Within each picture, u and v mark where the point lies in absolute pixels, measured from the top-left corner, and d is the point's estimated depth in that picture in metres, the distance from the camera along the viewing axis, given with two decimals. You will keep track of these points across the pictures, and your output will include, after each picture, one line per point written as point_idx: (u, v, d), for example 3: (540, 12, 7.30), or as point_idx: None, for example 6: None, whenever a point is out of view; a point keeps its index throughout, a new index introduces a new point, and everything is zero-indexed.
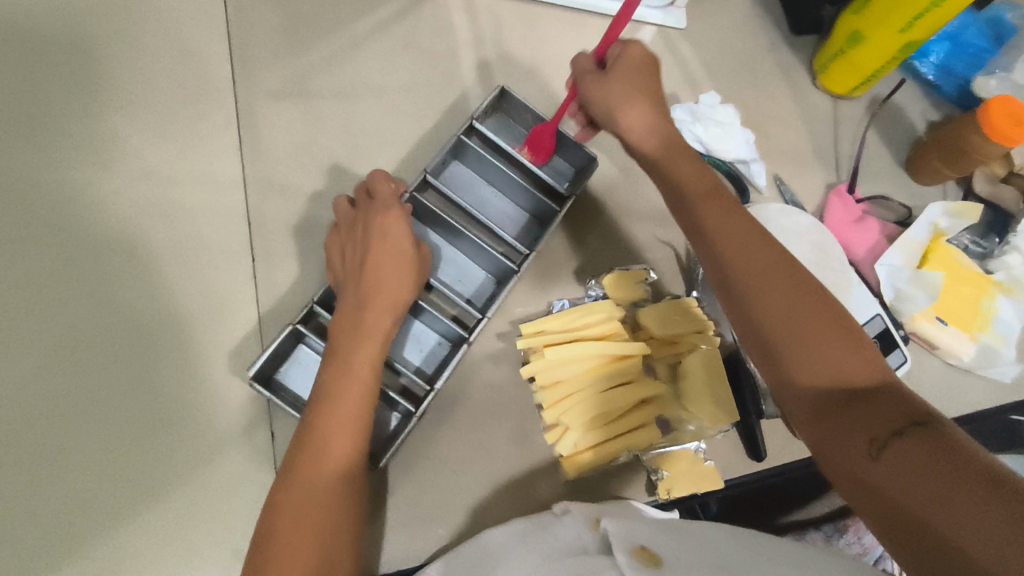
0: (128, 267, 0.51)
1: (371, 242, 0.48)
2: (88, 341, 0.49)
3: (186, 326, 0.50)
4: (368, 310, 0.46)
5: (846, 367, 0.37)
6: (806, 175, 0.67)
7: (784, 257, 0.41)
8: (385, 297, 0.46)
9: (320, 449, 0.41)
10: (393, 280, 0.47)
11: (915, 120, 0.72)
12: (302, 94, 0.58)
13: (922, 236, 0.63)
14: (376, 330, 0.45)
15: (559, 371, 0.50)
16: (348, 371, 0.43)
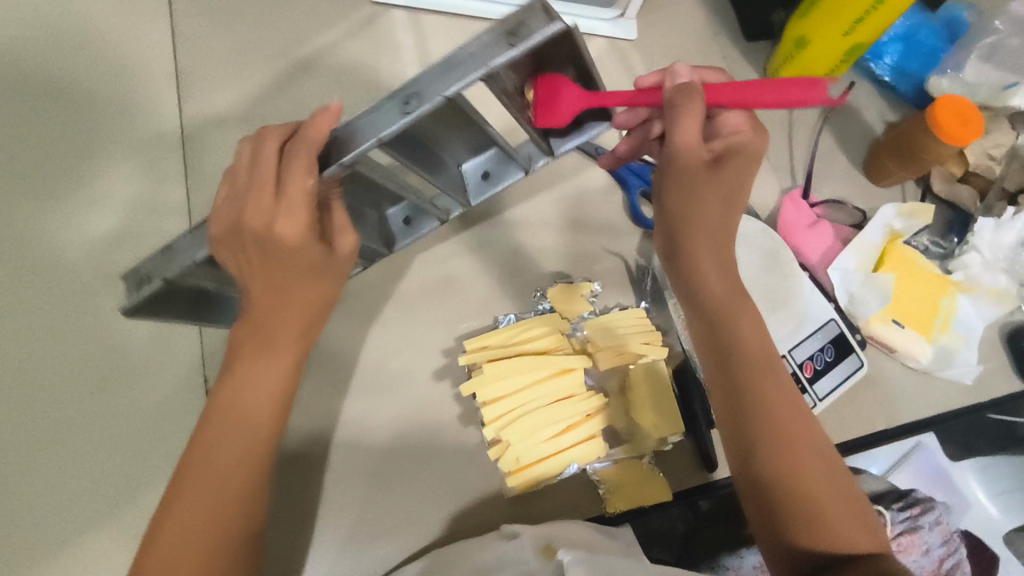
0: (84, 301, 0.54)
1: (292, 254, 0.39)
2: (47, 374, 0.52)
3: (142, 354, 0.53)
4: (272, 298, 0.41)
5: (848, 531, 0.39)
6: (759, 181, 0.67)
7: (802, 415, 0.42)
8: (286, 300, 0.41)
9: (219, 443, 0.40)
10: (297, 282, 0.41)
11: (871, 122, 0.72)
12: (251, 118, 0.59)
13: (875, 238, 0.63)
14: (285, 327, 0.42)
15: (500, 386, 0.50)
16: (262, 363, 0.42)
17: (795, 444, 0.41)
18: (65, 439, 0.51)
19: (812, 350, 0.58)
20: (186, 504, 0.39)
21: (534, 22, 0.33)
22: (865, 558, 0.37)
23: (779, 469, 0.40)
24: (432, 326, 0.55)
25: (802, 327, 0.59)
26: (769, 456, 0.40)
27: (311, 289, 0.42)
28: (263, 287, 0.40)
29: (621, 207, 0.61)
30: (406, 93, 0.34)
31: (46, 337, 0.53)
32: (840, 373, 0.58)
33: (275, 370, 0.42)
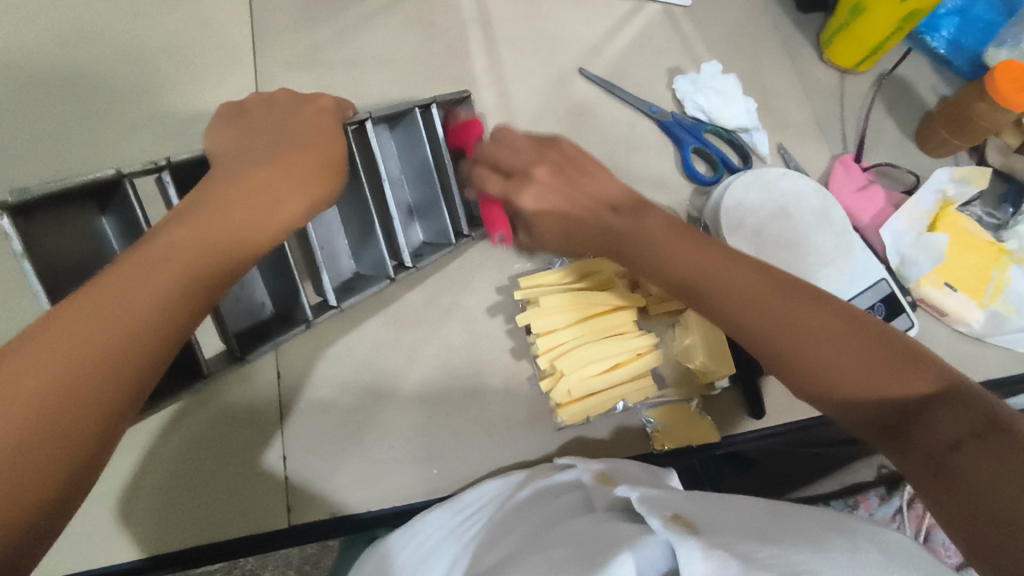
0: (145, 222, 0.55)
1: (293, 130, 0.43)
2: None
3: None
4: (256, 183, 0.37)
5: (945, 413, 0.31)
6: (809, 147, 0.68)
7: (770, 271, 0.37)
8: (282, 191, 0.38)
9: (151, 255, 0.31)
10: (297, 172, 0.40)
11: (923, 94, 0.72)
12: (321, 66, 0.62)
13: (927, 202, 0.62)
14: (266, 195, 0.37)
15: (554, 320, 0.50)
16: (215, 205, 0.35)
17: (762, 299, 0.36)
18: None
19: (863, 308, 0.58)
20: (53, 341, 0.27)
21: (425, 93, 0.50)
22: (926, 404, 0.31)
23: (782, 330, 0.35)
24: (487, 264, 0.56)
25: (853, 285, 0.59)
26: (756, 326, 0.36)
27: (312, 167, 0.41)
28: (256, 158, 0.40)
29: (673, 162, 0.63)
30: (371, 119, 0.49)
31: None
32: None
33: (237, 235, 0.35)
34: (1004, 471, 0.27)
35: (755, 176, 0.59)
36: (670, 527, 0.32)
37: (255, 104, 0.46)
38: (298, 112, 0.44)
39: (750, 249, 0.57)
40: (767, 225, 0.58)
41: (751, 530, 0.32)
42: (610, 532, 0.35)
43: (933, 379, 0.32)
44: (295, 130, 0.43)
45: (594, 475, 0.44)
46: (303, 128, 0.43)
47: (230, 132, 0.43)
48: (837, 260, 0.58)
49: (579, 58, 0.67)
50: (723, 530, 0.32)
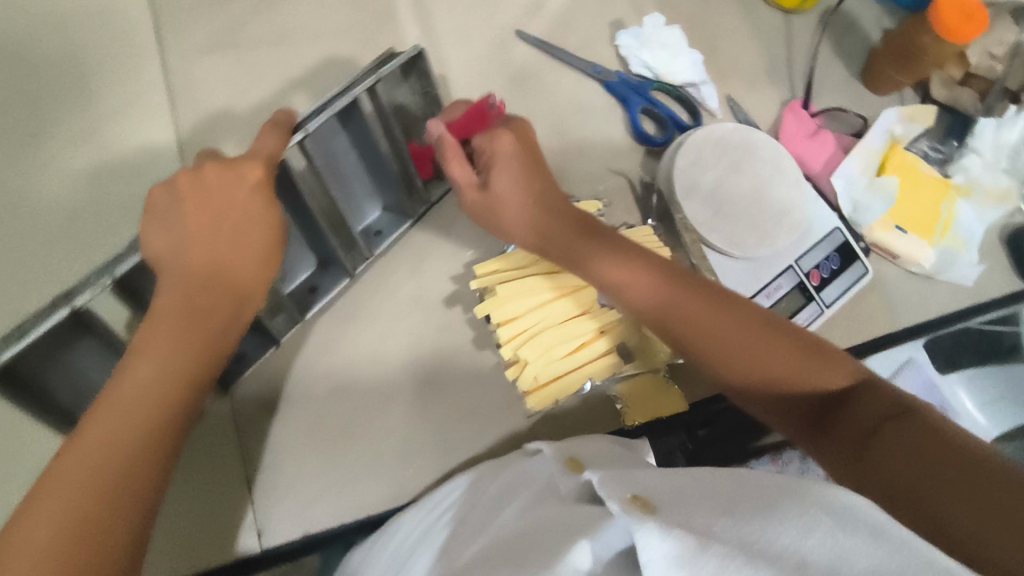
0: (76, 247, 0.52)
1: (235, 198, 0.43)
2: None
3: None
4: (221, 268, 0.42)
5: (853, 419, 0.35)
6: (760, 93, 0.66)
7: (690, 279, 0.42)
8: (235, 265, 0.42)
9: (121, 406, 0.35)
10: (250, 231, 0.43)
11: (869, 30, 0.71)
12: (238, 51, 0.58)
13: (877, 142, 0.62)
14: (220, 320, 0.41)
15: (514, 307, 0.49)
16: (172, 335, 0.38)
17: (693, 308, 0.41)
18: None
19: (818, 260, 0.58)
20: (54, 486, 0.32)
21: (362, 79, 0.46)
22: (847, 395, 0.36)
23: (709, 342, 0.40)
24: (440, 254, 0.54)
25: (808, 237, 0.59)
26: (687, 335, 0.40)
27: (248, 276, 0.43)
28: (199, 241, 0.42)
29: (622, 124, 0.61)
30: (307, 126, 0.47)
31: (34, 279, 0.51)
32: (845, 281, 0.59)
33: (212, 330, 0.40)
34: (911, 453, 0.31)
35: (706, 134, 0.57)
36: (627, 510, 0.30)
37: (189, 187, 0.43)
38: (236, 193, 0.43)
39: (706, 212, 0.55)
40: (722, 183, 0.57)
41: (717, 504, 0.30)
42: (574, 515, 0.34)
43: (847, 374, 0.37)
44: (231, 220, 0.43)
45: (561, 460, 0.43)
46: (242, 224, 0.43)
47: (165, 225, 0.42)
48: (794, 213, 0.57)
49: (515, 17, 0.63)
50: (681, 508, 0.31)
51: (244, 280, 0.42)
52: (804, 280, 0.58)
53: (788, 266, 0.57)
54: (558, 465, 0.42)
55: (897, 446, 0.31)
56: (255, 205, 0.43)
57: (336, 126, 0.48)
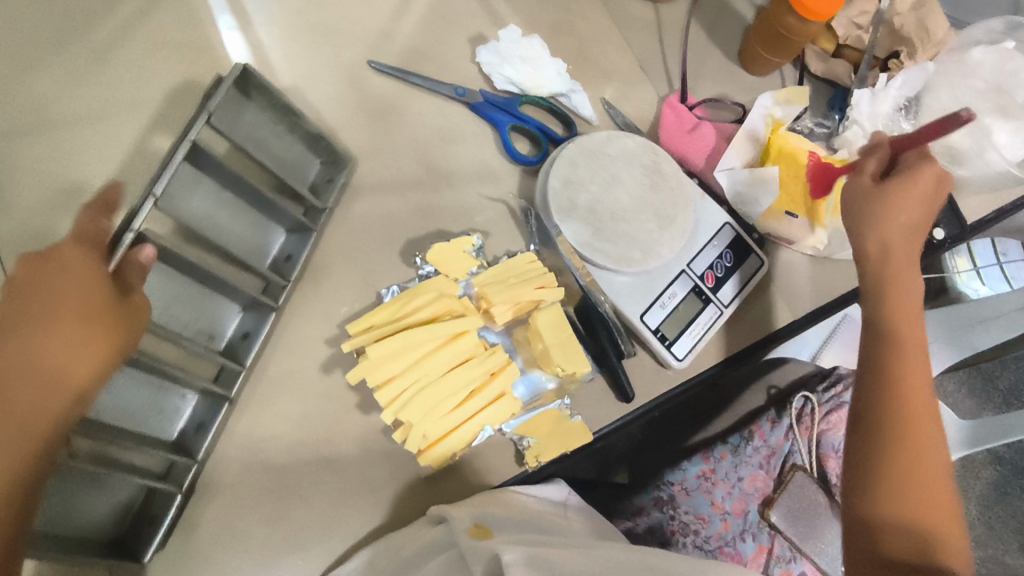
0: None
1: (60, 283, 0.39)
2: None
3: None
4: (44, 359, 0.38)
5: (925, 468, 0.42)
6: (636, 92, 0.64)
7: None
8: (62, 355, 0.39)
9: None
10: (71, 312, 0.39)
11: (740, 11, 0.69)
12: (63, 127, 0.53)
13: (756, 132, 0.61)
14: (49, 419, 0.38)
15: (390, 367, 0.46)
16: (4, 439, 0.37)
17: None
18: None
19: (711, 260, 0.57)
20: None
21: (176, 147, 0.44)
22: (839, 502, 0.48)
23: None
24: (312, 316, 0.50)
25: (698, 238, 0.57)
26: None
27: (78, 366, 0.39)
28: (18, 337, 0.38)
29: (494, 146, 0.58)
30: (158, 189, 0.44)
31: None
32: (741, 277, 0.57)
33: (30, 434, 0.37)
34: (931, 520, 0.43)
35: (578, 147, 0.55)
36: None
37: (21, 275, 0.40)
38: (57, 279, 0.39)
39: (586, 231, 0.53)
40: (600, 197, 0.54)
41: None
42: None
43: None
44: (50, 309, 0.39)
45: (468, 528, 0.41)
46: (71, 318, 0.39)
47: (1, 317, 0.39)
48: (678, 216, 0.56)
49: (368, 49, 0.59)
50: None
51: (84, 375, 0.39)
52: (700, 283, 0.56)
53: (680, 271, 0.56)
54: (463, 531, 0.41)
55: (929, 495, 0.41)
56: (91, 291, 0.40)
57: (191, 180, 0.47)
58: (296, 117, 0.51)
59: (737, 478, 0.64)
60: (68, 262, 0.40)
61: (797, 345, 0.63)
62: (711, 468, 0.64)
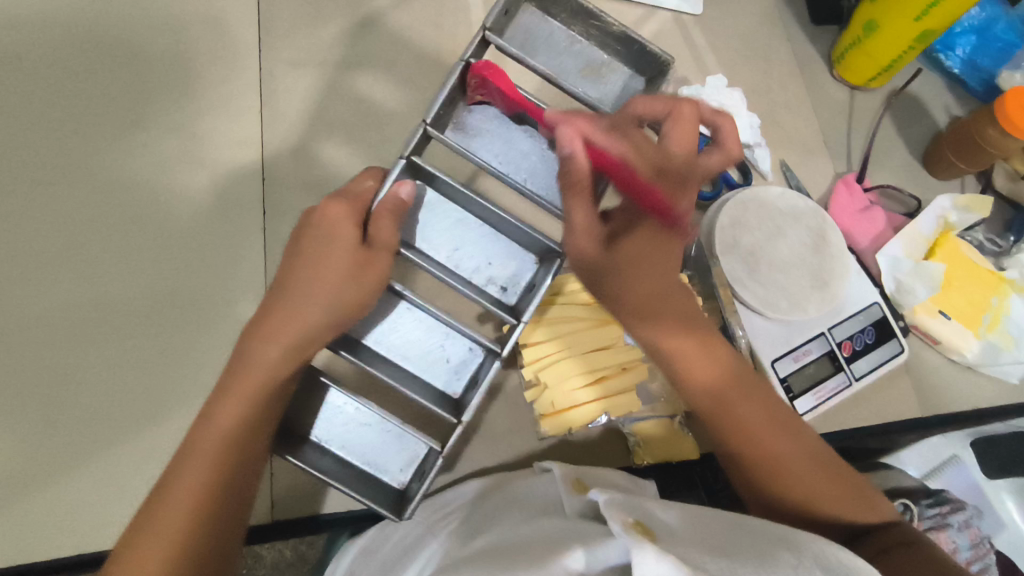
0: (164, 233, 0.57)
1: (325, 236, 0.44)
2: (128, 284, 0.56)
3: (191, 265, 0.57)
4: (302, 301, 0.43)
5: (804, 475, 0.39)
6: (814, 163, 0.67)
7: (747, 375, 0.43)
8: (315, 298, 0.43)
9: (201, 439, 0.38)
10: (330, 264, 0.43)
11: (935, 113, 0.71)
12: (326, 65, 0.63)
13: (927, 228, 0.62)
14: (284, 366, 0.41)
15: (541, 332, 0.52)
16: (247, 381, 0.40)
17: (738, 392, 0.42)
18: (134, 345, 0.54)
19: (851, 331, 0.58)
20: (169, 501, 0.36)
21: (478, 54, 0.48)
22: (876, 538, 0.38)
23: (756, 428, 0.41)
24: None
25: (844, 308, 0.59)
26: (747, 419, 0.41)
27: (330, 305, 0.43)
28: (285, 287, 0.44)
29: None
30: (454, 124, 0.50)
31: (109, 238, 0.57)
32: (878, 357, 0.58)
33: (270, 367, 0.41)
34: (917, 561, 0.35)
35: (754, 195, 0.59)
36: (630, 532, 0.31)
37: (301, 225, 0.46)
38: (332, 240, 0.44)
39: (742, 270, 0.56)
40: (762, 244, 0.58)
41: (720, 545, 0.31)
42: (577, 533, 0.35)
43: (870, 512, 0.39)
44: (314, 266, 0.43)
45: (568, 481, 0.44)
46: (323, 279, 0.43)
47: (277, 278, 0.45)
48: (832, 282, 0.58)
49: None
50: (686, 539, 0.32)
51: (314, 325, 0.42)
52: (835, 350, 0.58)
53: (820, 333, 0.58)
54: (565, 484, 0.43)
55: (823, 491, 0.39)
56: (346, 259, 0.44)
57: None
58: (595, 20, 0.54)
59: None
60: (335, 232, 0.44)
61: (898, 459, 0.60)
62: None
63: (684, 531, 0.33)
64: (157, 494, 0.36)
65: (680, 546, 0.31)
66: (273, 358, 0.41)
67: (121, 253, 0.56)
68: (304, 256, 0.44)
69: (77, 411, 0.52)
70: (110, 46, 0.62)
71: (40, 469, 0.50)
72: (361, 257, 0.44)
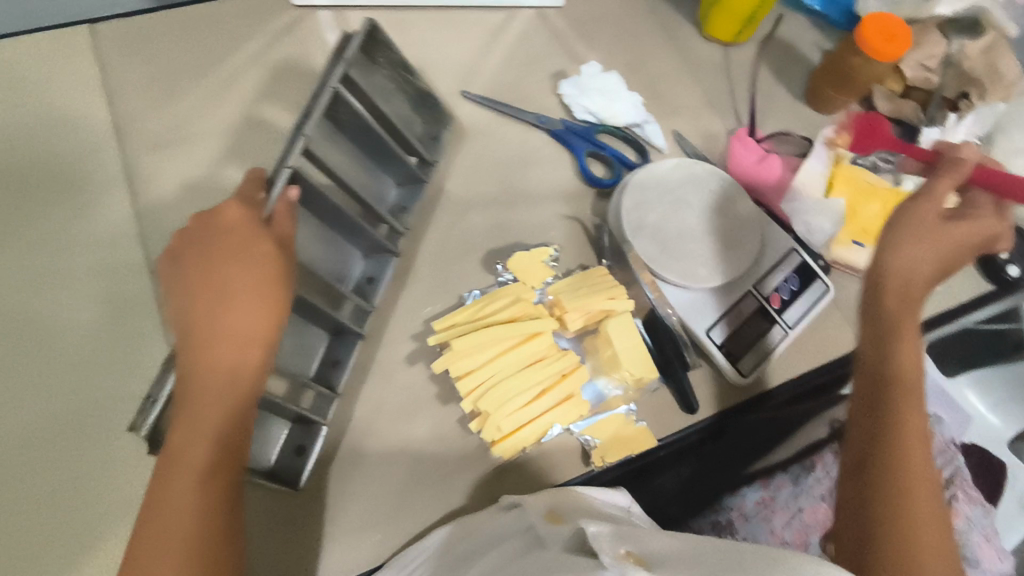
0: (55, 352, 0.53)
1: (223, 243, 0.43)
2: (23, 415, 0.51)
3: (90, 378, 0.53)
4: (230, 294, 0.42)
5: (925, 527, 0.40)
6: (705, 125, 0.68)
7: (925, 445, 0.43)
8: (242, 286, 0.42)
9: (171, 465, 0.38)
10: (241, 257, 0.43)
11: (807, 52, 0.72)
12: (194, 138, 0.60)
13: (821, 164, 0.64)
14: (227, 343, 0.41)
15: (470, 361, 0.50)
16: (208, 386, 0.40)
17: (913, 421, 0.44)
18: (46, 479, 0.50)
19: (776, 282, 0.58)
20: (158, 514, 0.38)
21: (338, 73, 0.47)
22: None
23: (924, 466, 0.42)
24: (398, 312, 0.55)
25: (764, 261, 0.59)
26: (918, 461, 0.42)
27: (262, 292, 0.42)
28: (202, 286, 0.43)
29: (570, 169, 0.63)
30: (304, 113, 0.46)
31: None
32: (808, 300, 0.58)
33: (233, 363, 0.41)
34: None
35: (650, 172, 0.59)
36: (621, 562, 0.31)
37: (177, 245, 0.45)
38: (242, 233, 0.43)
39: (655, 248, 0.56)
40: (669, 218, 0.58)
41: (716, 566, 0.31)
42: (568, 564, 0.33)
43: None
44: (227, 259, 0.43)
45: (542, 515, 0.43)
46: (229, 256, 0.43)
47: (177, 291, 0.43)
48: (745, 238, 0.58)
49: (459, 79, 0.65)
50: (677, 566, 0.31)
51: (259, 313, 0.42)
52: (765, 304, 0.58)
53: (746, 291, 0.58)
54: (539, 519, 0.43)
55: (923, 536, 0.40)
56: (246, 242, 0.43)
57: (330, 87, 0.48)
58: (408, 74, 0.55)
59: (798, 508, 0.64)
60: (217, 217, 0.44)
61: None
62: (770, 496, 0.65)
63: (678, 554, 0.33)
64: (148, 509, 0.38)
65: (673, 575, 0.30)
66: (223, 349, 0.41)
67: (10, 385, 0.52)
68: (208, 259, 0.43)
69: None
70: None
71: None
72: (251, 227, 0.44)
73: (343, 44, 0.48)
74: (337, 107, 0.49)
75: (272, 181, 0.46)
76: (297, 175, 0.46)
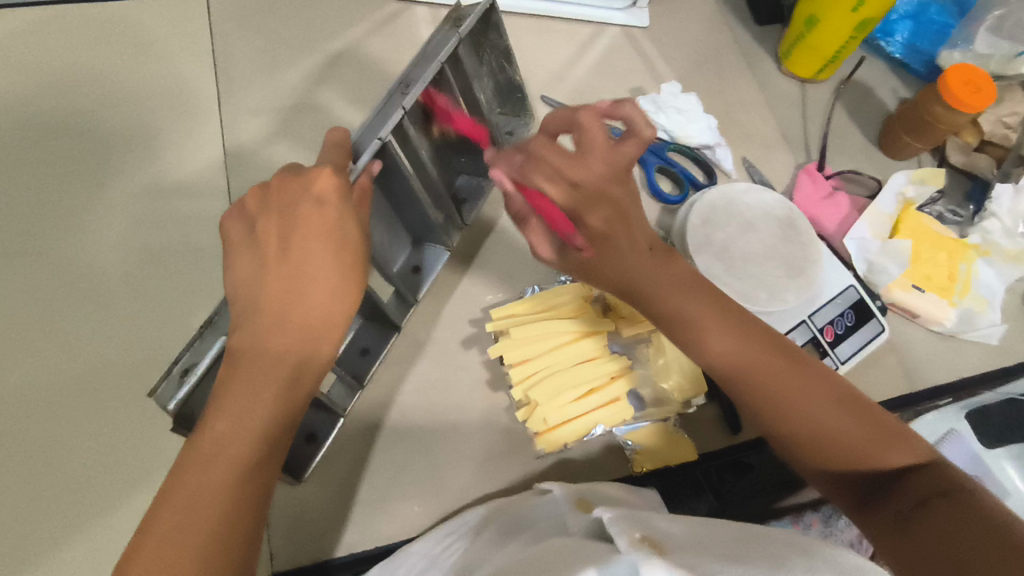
0: (136, 293, 0.57)
1: (305, 205, 0.39)
2: (103, 346, 0.55)
3: (166, 321, 0.56)
4: (308, 264, 0.38)
5: (838, 442, 0.38)
6: (775, 156, 0.69)
7: (804, 371, 0.41)
8: (319, 258, 0.38)
9: (206, 444, 0.33)
10: (328, 230, 0.39)
11: (885, 98, 0.73)
12: (287, 110, 0.64)
13: (889, 206, 0.64)
14: (301, 319, 0.37)
15: (525, 350, 0.52)
16: (268, 360, 0.36)
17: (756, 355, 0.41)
18: (116, 409, 0.53)
19: (832, 316, 0.59)
20: (178, 489, 0.32)
21: (439, 40, 0.45)
22: (921, 489, 0.35)
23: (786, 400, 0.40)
24: (460, 296, 0.57)
25: (821, 294, 0.60)
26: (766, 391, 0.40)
27: (331, 272, 0.38)
28: (287, 250, 0.38)
29: (639, 182, 0.64)
30: (404, 82, 0.44)
31: (81, 302, 0.56)
32: (861, 338, 0.59)
33: (297, 346, 0.37)
34: (930, 520, 0.33)
35: (718, 194, 0.60)
36: (637, 548, 0.31)
37: (257, 208, 0.40)
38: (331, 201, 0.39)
39: (718, 267, 0.57)
40: (733, 240, 0.59)
41: (728, 551, 0.31)
42: (580, 551, 0.34)
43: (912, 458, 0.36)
44: (313, 229, 0.38)
45: (572, 503, 0.44)
46: (315, 227, 0.38)
47: (251, 254, 0.39)
48: (806, 269, 0.58)
49: (541, 84, 0.68)
50: (693, 549, 0.32)
51: (331, 296, 0.38)
52: (819, 336, 0.58)
53: (801, 321, 0.58)
54: (568, 506, 0.44)
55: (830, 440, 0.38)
56: (335, 210, 0.39)
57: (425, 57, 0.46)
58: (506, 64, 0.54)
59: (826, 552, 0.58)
60: (304, 183, 0.40)
61: None
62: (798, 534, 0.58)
63: (689, 540, 0.33)
64: (171, 478, 0.33)
65: (685, 554, 0.31)
66: (286, 333, 0.36)
67: (94, 317, 0.56)
68: (288, 222, 0.39)
69: (64, 481, 0.51)
70: (69, 116, 0.62)
71: (29, 546, 0.49)
72: (343, 200, 0.39)
73: (459, 21, 0.47)
74: (437, 81, 0.47)
75: (358, 146, 0.42)
76: (389, 150, 0.43)
